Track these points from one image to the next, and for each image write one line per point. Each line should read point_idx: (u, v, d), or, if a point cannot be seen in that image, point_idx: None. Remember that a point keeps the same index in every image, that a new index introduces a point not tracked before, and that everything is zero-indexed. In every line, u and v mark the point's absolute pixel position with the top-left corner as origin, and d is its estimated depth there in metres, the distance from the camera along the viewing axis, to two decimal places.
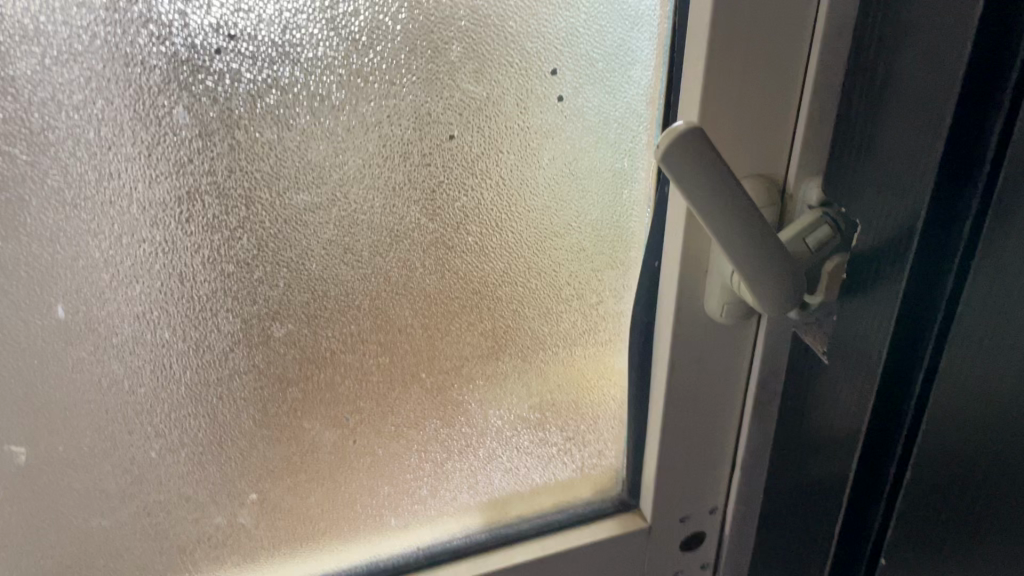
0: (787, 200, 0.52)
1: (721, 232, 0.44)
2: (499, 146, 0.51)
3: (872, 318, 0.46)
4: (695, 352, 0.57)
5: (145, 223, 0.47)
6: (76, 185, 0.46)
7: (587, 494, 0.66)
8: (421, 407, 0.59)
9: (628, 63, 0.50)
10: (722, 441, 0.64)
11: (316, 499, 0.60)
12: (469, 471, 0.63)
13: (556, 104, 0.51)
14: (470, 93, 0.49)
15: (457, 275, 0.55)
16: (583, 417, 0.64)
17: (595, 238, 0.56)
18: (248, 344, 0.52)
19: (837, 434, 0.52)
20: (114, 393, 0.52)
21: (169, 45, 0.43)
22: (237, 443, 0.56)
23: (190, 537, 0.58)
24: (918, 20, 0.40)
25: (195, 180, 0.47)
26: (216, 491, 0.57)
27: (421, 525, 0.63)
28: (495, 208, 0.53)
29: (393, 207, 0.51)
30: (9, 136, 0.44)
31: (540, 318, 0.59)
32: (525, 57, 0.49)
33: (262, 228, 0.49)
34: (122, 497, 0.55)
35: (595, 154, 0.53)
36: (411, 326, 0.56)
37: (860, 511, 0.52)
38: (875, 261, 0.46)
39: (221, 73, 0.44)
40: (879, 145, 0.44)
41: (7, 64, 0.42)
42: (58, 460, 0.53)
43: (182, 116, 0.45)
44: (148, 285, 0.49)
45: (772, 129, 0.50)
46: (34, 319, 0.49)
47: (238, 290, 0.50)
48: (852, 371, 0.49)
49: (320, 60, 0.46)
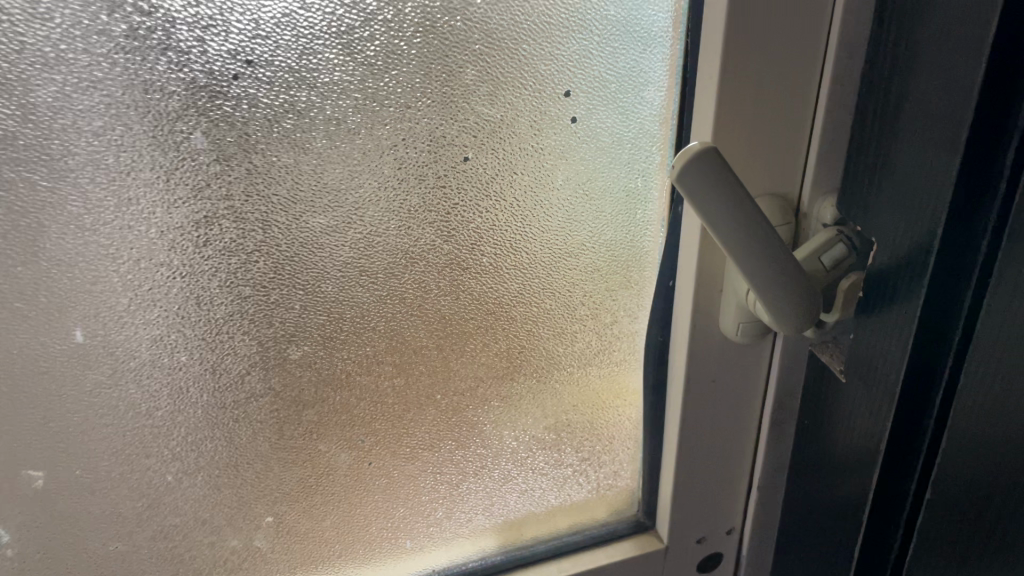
0: (801, 219, 0.52)
1: (735, 254, 0.44)
2: (513, 168, 0.52)
3: (889, 336, 0.46)
4: (710, 372, 0.57)
5: (163, 248, 0.47)
6: (97, 211, 0.46)
7: (603, 515, 0.67)
8: (436, 429, 0.59)
9: (641, 85, 0.51)
10: (740, 460, 0.63)
11: (331, 522, 0.60)
12: (483, 493, 0.63)
13: (569, 125, 0.51)
14: (484, 115, 0.49)
15: (472, 295, 0.55)
16: (599, 439, 0.64)
17: (610, 258, 0.56)
18: (265, 366, 0.52)
19: (856, 452, 0.52)
20: (131, 417, 0.51)
21: (187, 72, 0.43)
22: (253, 466, 0.56)
23: (207, 560, 0.58)
24: (932, 39, 0.40)
25: (212, 205, 0.47)
26: (232, 515, 0.57)
27: (437, 547, 0.64)
28: (510, 229, 0.54)
29: (410, 229, 0.51)
30: (29, 163, 0.44)
31: (555, 338, 0.59)
32: (539, 80, 0.49)
33: (280, 252, 0.49)
34: (138, 521, 0.55)
35: (610, 174, 0.53)
36: (426, 347, 0.56)
37: (878, 535, 0.52)
38: (890, 278, 0.46)
39: (238, 98, 0.45)
40: (894, 164, 0.44)
41: (27, 92, 0.42)
42: (74, 485, 0.53)
43: (200, 141, 0.45)
44: (166, 309, 0.49)
45: (786, 149, 0.50)
46: (51, 344, 0.48)
47: (255, 313, 0.50)
48: (870, 388, 0.49)
49: (336, 85, 0.46)
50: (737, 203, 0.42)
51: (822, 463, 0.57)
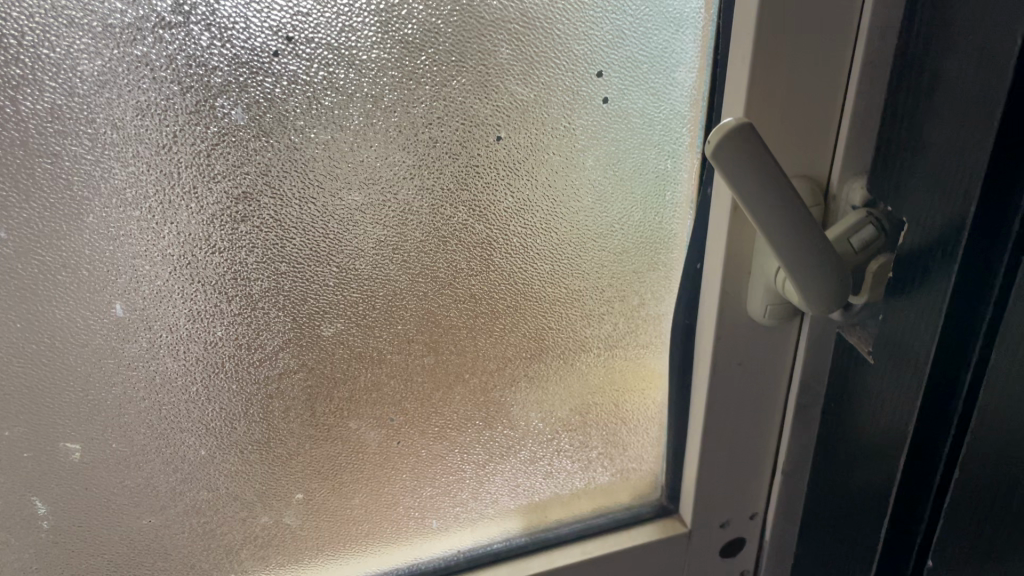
0: (831, 200, 0.52)
1: (767, 231, 0.45)
2: (545, 148, 0.52)
3: (919, 317, 0.47)
4: (737, 354, 0.57)
5: (201, 224, 0.48)
6: (139, 185, 0.47)
7: (626, 500, 0.68)
8: (465, 409, 0.60)
9: (672, 65, 0.51)
10: (765, 444, 0.64)
11: (359, 500, 0.61)
12: (509, 474, 0.64)
13: (601, 106, 0.52)
14: (518, 94, 0.50)
15: (501, 274, 0.56)
16: (623, 421, 0.65)
17: (639, 240, 0.57)
18: (298, 343, 0.53)
19: (884, 434, 0.52)
20: (167, 391, 0.52)
21: (230, 47, 0.44)
22: (285, 443, 0.57)
23: (238, 535, 0.59)
24: (967, 17, 0.40)
25: (251, 180, 0.48)
26: (263, 491, 0.58)
27: (463, 528, 0.65)
28: (541, 209, 0.54)
29: (442, 208, 0.52)
30: (75, 136, 0.45)
31: (583, 320, 0.59)
32: (572, 60, 0.50)
33: (316, 230, 0.50)
34: (172, 496, 0.56)
35: (640, 156, 0.54)
36: (456, 327, 0.56)
37: (904, 518, 0.52)
38: (921, 258, 0.46)
39: (279, 75, 0.45)
40: (926, 145, 0.45)
41: (73, 65, 0.43)
42: (111, 457, 0.54)
43: (240, 117, 0.46)
44: (203, 284, 0.50)
45: (816, 131, 0.50)
46: (91, 317, 0.49)
47: (291, 288, 0.51)
48: (899, 369, 0.50)
49: (374, 62, 0.46)
50: (770, 180, 0.43)
51: (848, 446, 0.57)
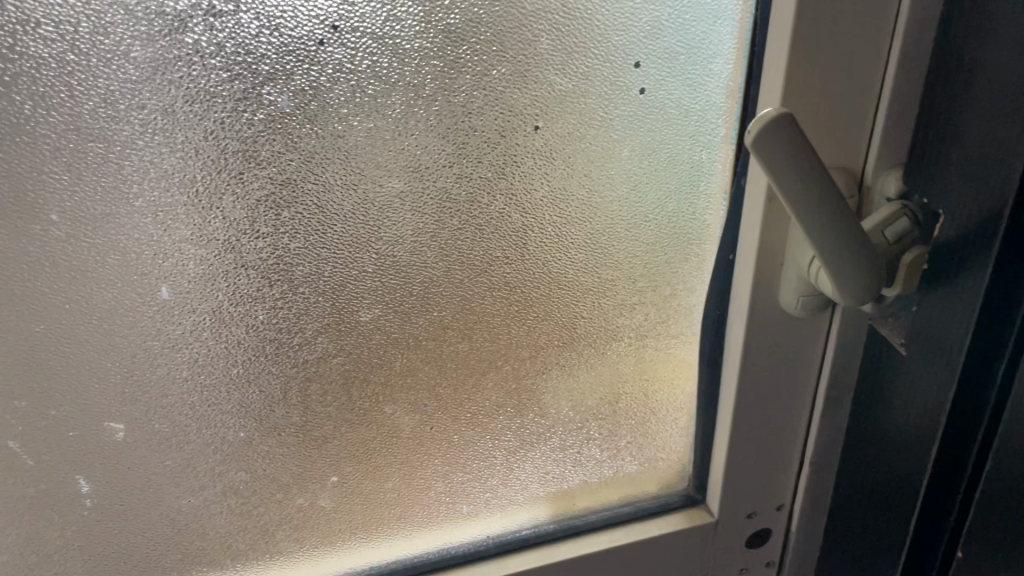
0: (865, 193, 0.51)
1: (804, 221, 0.45)
2: (582, 138, 0.53)
3: (955, 306, 0.47)
4: (768, 345, 0.57)
5: (245, 208, 0.49)
6: (186, 170, 0.48)
7: (653, 488, 0.68)
8: (497, 396, 0.61)
9: (709, 57, 0.51)
10: (792, 437, 0.63)
11: (393, 484, 0.62)
12: (539, 461, 0.65)
13: (638, 97, 0.52)
14: (557, 84, 0.51)
15: (536, 263, 0.56)
16: (653, 411, 0.65)
17: (671, 231, 0.57)
18: (337, 327, 0.54)
19: (916, 425, 0.52)
20: (209, 372, 0.54)
21: (278, 35, 0.45)
22: (322, 426, 0.58)
23: (274, 516, 0.60)
24: (1007, 11, 0.40)
25: (294, 166, 0.49)
26: (300, 472, 0.59)
27: (492, 514, 0.66)
28: (575, 198, 0.55)
29: (479, 196, 0.53)
30: (126, 121, 0.46)
31: (615, 309, 0.60)
32: (611, 51, 0.50)
33: (357, 216, 0.51)
34: (211, 476, 0.57)
35: (676, 147, 0.54)
36: (491, 314, 0.57)
37: (935, 509, 0.53)
38: (957, 249, 0.47)
39: (324, 63, 0.46)
40: (963, 137, 0.45)
41: (126, 51, 0.44)
42: (153, 437, 0.55)
43: (285, 104, 0.47)
44: (247, 268, 0.51)
45: (852, 121, 0.49)
46: (138, 298, 0.51)
47: (332, 273, 0.52)
48: (932, 359, 0.50)
49: (417, 51, 0.47)
50: (810, 169, 0.43)
51: (878, 438, 0.57)
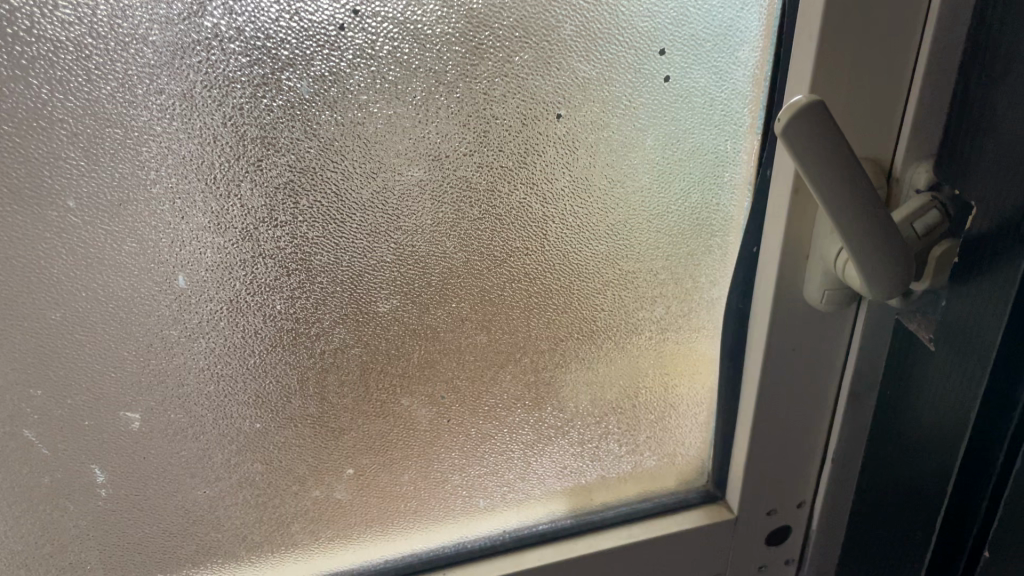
0: (893, 184, 0.50)
1: (833, 211, 0.44)
2: (605, 126, 0.52)
3: (984, 301, 0.46)
4: (792, 340, 0.56)
5: (263, 196, 0.48)
6: (204, 157, 0.47)
7: (672, 484, 0.67)
8: (516, 390, 0.60)
9: (736, 44, 0.50)
10: (815, 433, 0.63)
11: (409, 477, 0.61)
12: (557, 455, 0.64)
13: (662, 85, 0.51)
14: (581, 72, 0.50)
15: (557, 254, 0.56)
16: (672, 406, 0.64)
17: (694, 222, 0.56)
18: (354, 318, 0.54)
19: (943, 424, 0.51)
20: (225, 362, 0.53)
21: (298, 20, 0.44)
22: (339, 418, 0.57)
23: (290, 509, 0.60)
24: None
25: (313, 153, 0.48)
26: (316, 464, 0.59)
27: (509, 509, 0.65)
28: (597, 188, 0.54)
29: (499, 185, 0.52)
30: (143, 106, 0.45)
31: (636, 301, 0.59)
32: (636, 38, 0.49)
33: (376, 205, 0.50)
34: (227, 467, 0.57)
35: (699, 136, 0.53)
36: (511, 306, 0.56)
37: (956, 520, 0.52)
38: (988, 245, 0.45)
39: (345, 49, 0.45)
40: (998, 129, 0.43)
41: (144, 35, 0.43)
42: (168, 427, 0.55)
43: (305, 90, 0.46)
44: (263, 256, 0.50)
45: (882, 113, 0.48)
46: (155, 286, 0.50)
47: (351, 262, 0.52)
48: (961, 356, 0.49)
49: (438, 37, 0.46)
50: (840, 157, 0.42)
51: (903, 437, 0.56)
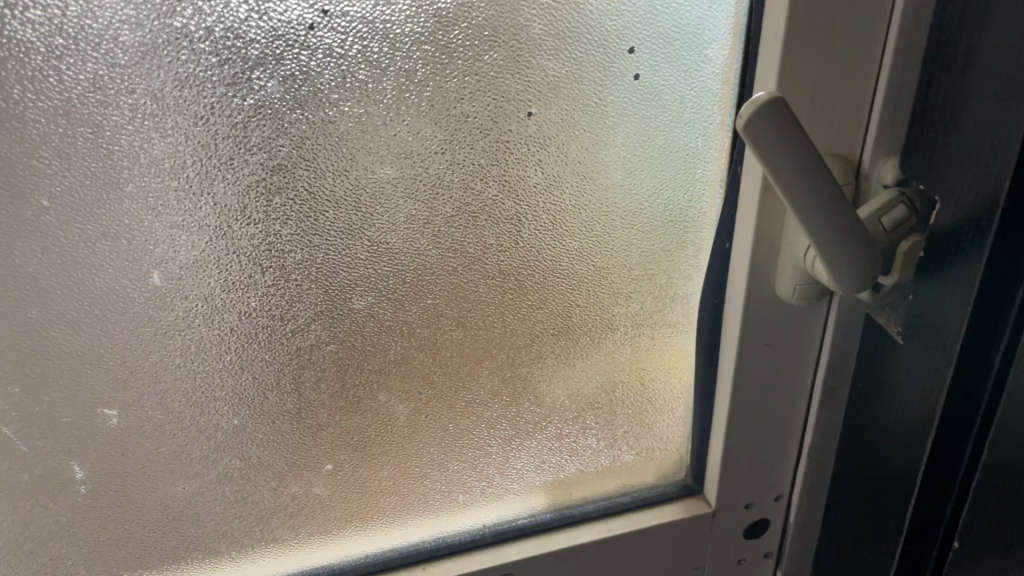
0: (861, 180, 0.51)
1: (797, 207, 0.44)
2: (575, 124, 0.52)
3: (950, 294, 0.46)
4: (764, 335, 0.56)
5: (237, 194, 0.49)
6: (177, 156, 0.48)
7: (651, 478, 0.68)
8: (492, 385, 0.60)
9: (704, 43, 0.51)
10: (791, 426, 0.63)
11: (388, 472, 0.62)
12: (535, 450, 0.65)
13: (632, 83, 0.51)
14: (550, 70, 0.50)
15: (530, 250, 0.56)
16: (649, 401, 0.65)
17: (666, 218, 0.57)
18: (330, 314, 0.54)
19: (911, 416, 0.52)
20: (202, 359, 0.54)
21: (267, 19, 0.45)
22: (317, 414, 0.58)
23: (269, 504, 0.60)
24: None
25: (286, 151, 0.49)
26: (294, 460, 0.59)
27: (488, 504, 0.65)
28: (569, 185, 0.54)
29: (472, 183, 0.53)
30: (114, 105, 0.46)
31: (611, 297, 0.59)
32: (604, 36, 0.50)
33: (349, 202, 0.51)
34: (206, 463, 0.58)
35: (670, 133, 0.54)
36: (486, 301, 0.57)
37: (927, 511, 0.53)
38: (952, 240, 0.46)
39: (314, 48, 0.46)
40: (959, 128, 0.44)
41: (113, 35, 0.44)
42: (146, 424, 0.55)
43: (276, 89, 0.47)
44: (237, 253, 0.51)
45: (849, 110, 0.49)
46: (130, 284, 0.51)
47: (325, 259, 0.52)
48: (932, 351, 0.49)
49: (408, 36, 0.47)
50: (801, 153, 0.42)
51: (876, 430, 0.57)
